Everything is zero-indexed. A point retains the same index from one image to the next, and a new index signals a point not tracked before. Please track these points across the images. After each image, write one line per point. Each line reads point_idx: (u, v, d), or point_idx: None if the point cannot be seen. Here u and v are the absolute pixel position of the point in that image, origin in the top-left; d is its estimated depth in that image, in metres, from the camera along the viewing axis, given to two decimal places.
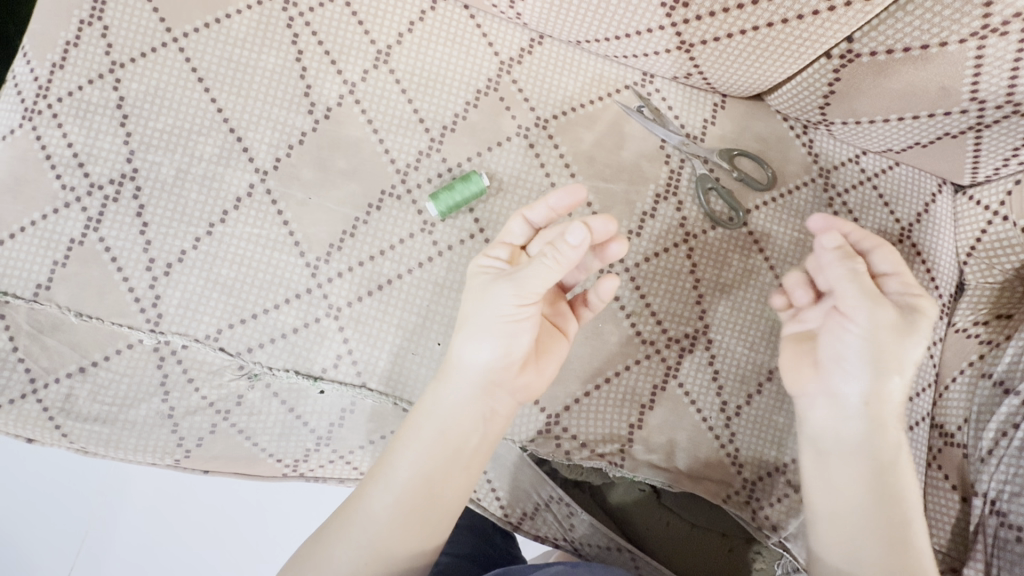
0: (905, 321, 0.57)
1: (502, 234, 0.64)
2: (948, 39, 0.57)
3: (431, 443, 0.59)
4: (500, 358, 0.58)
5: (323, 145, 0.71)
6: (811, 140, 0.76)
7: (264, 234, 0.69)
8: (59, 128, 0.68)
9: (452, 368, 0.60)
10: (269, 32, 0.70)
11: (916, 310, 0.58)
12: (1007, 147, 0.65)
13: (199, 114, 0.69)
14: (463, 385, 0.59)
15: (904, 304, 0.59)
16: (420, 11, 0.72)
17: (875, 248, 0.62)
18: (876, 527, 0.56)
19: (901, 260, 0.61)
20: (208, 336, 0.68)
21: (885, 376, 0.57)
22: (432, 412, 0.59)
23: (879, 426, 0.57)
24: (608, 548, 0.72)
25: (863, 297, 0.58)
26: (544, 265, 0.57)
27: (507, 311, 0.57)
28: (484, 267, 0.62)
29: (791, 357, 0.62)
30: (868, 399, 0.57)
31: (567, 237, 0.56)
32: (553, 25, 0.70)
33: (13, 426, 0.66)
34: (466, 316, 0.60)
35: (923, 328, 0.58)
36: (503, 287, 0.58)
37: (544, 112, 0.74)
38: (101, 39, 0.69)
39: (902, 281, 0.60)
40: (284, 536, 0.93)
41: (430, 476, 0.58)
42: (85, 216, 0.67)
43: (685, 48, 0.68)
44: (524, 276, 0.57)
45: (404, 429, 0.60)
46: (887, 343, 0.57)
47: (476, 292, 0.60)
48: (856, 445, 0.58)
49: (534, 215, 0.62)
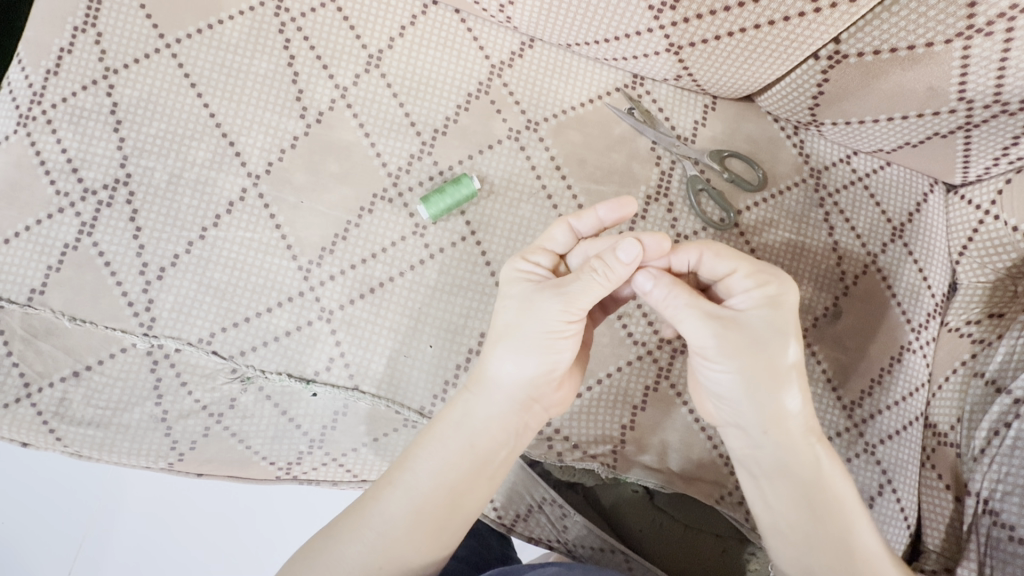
0: (767, 323, 0.54)
1: (542, 239, 0.61)
2: (934, 40, 0.57)
3: (459, 455, 0.56)
4: (537, 372, 0.56)
5: (315, 150, 0.71)
6: (802, 141, 0.76)
7: (257, 237, 0.69)
8: (54, 134, 0.68)
9: (486, 378, 0.57)
10: (260, 37, 0.71)
11: (769, 307, 0.54)
12: (997, 145, 0.65)
13: (191, 119, 0.70)
14: (497, 398, 0.57)
15: (757, 302, 0.55)
16: (411, 15, 0.73)
17: (701, 254, 0.58)
18: (821, 537, 0.54)
19: (735, 253, 0.57)
20: (201, 340, 0.68)
21: (773, 396, 0.53)
22: (461, 421, 0.57)
23: (787, 447, 0.54)
24: (602, 549, 0.72)
25: (709, 320, 0.54)
26: (595, 279, 0.54)
27: (551, 325, 0.54)
28: (525, 273, 0.58)
29: (694, 388, 0.61)
30: (766, 422, 0.54)
31: (619, 253, 0.53)
32: (542, 29, 0.71)
33: (8, 430, 0.66)
34: (505, 323, 0.56)
35: (784, 322, 0.54)
36: (550, 298, 0.54)
37: (535, 115, 0.74)
38: (95, 46, 0.69)
39: (743, 276, 0.56)
40: (283, 539, 0.93)
41: (458, 489, 0.56)
42: (79, 221, 0.68)
43: (674, 50, 0.68)
44: (572, 287, 0.54)
45: (429, 432, 0.58)
46: (758, 359, 0.53)
47: (518, 300, 0.56)
48: (778, 470, 0.55)
49: (579, 224, 0.60)
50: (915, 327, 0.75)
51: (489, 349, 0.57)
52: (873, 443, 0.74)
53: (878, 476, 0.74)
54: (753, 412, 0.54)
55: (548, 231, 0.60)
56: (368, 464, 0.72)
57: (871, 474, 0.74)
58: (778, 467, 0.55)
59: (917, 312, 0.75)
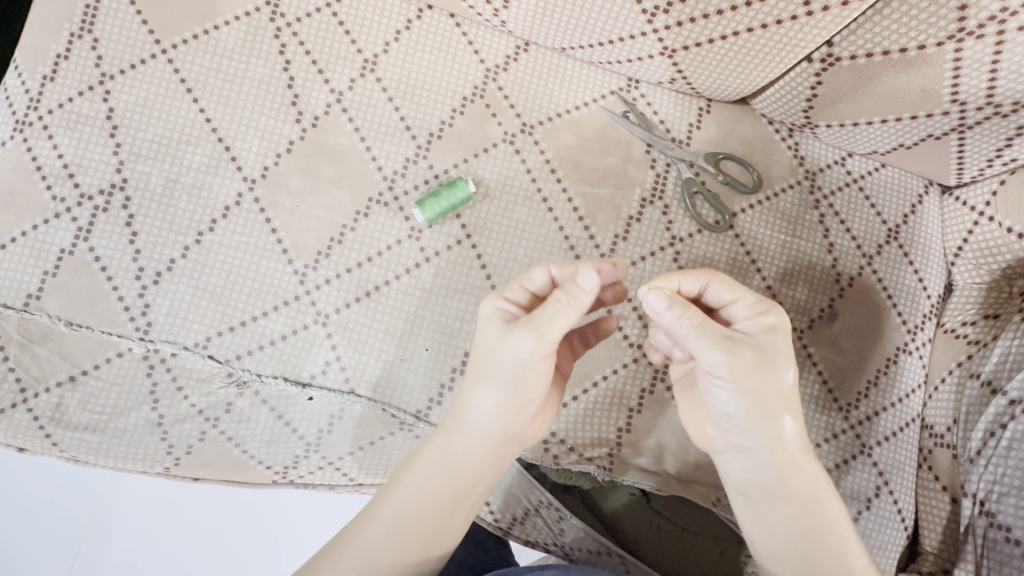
0: (774, 347, 0.55)
1: (518, 277, 0.59)
2: (926, 43, 0.58)
3: (438, 489, 0.56)
4: (514, 407, 0.56)
5: (310, 154, 0.71)
6: (797, 143, 0.77)
7: (253, 242, 0.70)
8: (50, 139, 0.69)
9: (464, 412, 0.57)
10: (256, 42, 0.71)
11: (771, 334, 0.55)
12: (990, 147, 0.66)
13: (187, 124, 0.70)
14: (475, 432, 0.57)
15: (761, 329, 0.56)
16: (406, 20, 0.73)
17: (707, 282, 0.58)
18: (823, 560, 0.54)
19: (737, 282, 0.58)
20: (197, 344, 0.68)
21: (777, 420, 0.54)
22: (441, 454, 0.57)
23: (787, 471, 0.55)
24: (598, 552, 0.71)
25: (720, 344, 0.53)
26: (563, 309, 0.53)
27: (528, 361, 0.54)
28: (499, 309, 0.57)
29: (691, 414, 0.60)
30: (769, 447, 0.54)
31: (579, 280, 0.53)
32: (537, 32, 0.71)
33: (4, 435, 0.66)
34: (482, 360, 0.56)
35: (787, 348, 0.55)
36: (522, 332, 0.54)
37: (530, 118, 0.74)
38: (91, 51, 0.69)
39: (746, 305, 0.57)
40: (281, 543, 0.93)
41: (436, 522, 0.56)
42: (75, 226, 0.68)
43: (668, 54, 0.68)
44: (542, 320, 0.53)
45: (410, 465, 0.58)
46: (767, 383, 0.53)
47: (493, 336, 0.56)
48: (778, 493, 0.55)
49: (557, 271, 0.59)
50: (911, 328, 0.75)
51: (468, 382, 0.57)
52: (869, 445, 0.74)
53: (874, 477, 0.74)
54: (759, 435, 0.54)
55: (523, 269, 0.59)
56: (365, 468, 0.72)
57: (868, 476, 0.74)
58: (780, 490, 0.55)
59: (913, 314, 0.75)
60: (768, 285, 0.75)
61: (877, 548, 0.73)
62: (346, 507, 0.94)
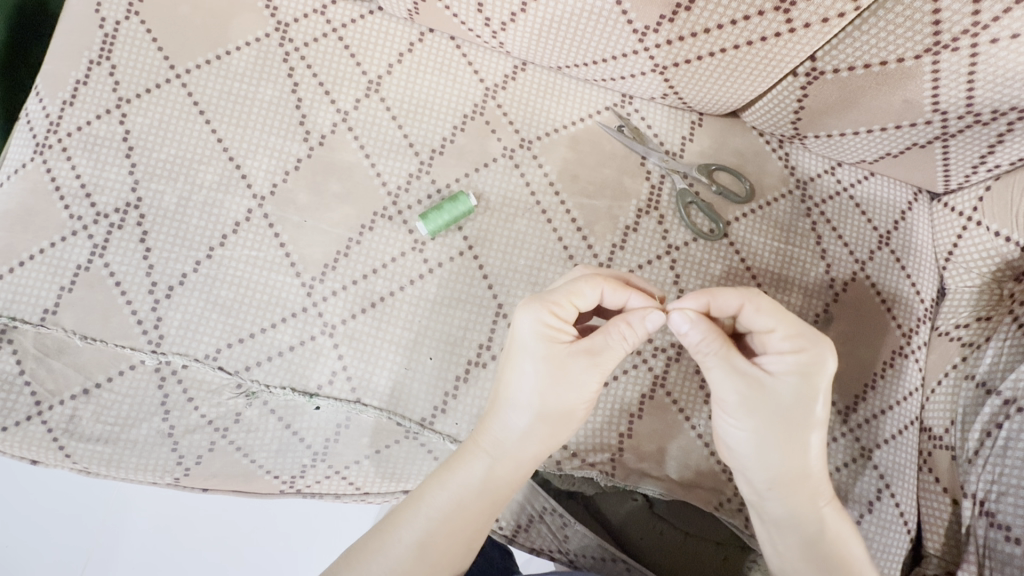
0: (793, 388, 0.56)
1: (568, 292, 0.59)
2: (904, 56, 0.60)
3: (475, 510, 0.57)
4: (553, 431, 0.59)
5: (317, 170, 0.74)
6: (787, 154, 0.79)
7: (262, 256, 0.72)
8: (68, 161, 0.71)
9: (496, 429, 0.59)
10: (266, 66, 0.75)
11: (799, 376, 0.56)
12: (974, 153, 0.68)
13: (199, 144, 0.73)
14: (513, 453, 0.58)
15: (791, 366, 0.56)
16: (409, 43, 0.77)
17: (744, 303, 0.58)
18: None
19: (775, 311, 0.57)
20: (207, 355, 0.70)
21: (792, 453, 0.56)
22: (479, 473, 0.58)
23: (793, 500, 0.57)
24: (602, 558, 0.72)
25: (731, 381, 0.57)
26: (623, 343, 0.58)
27: (581, 388, 0.58)
28: (552, 329, 0.58)
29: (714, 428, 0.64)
30: (781, 475, 0.57)
31: (647, 322, 0.57)
32: (533, 53, 0.74)
33: (18, 448, 0.68)
34: (533, 383, 0.58)
35: (811, 389, 0.56)
36: (585, 364, 0.58)
37: (528, 134, 0.77)
38: (109, 77, 0.73)
39: (781, 337, 0.57)
40: (285, 556, 0.94)
41: (470, 537, 0.57)
42: (91, 243, 0.71)
43: (660, 70, 0.71)
44: (603, 353, 0.58)
45: (441, 479, 0.58)
46: (788, 419, 0.56)
47: (552, 360, 0.58)
48: (787, 521, 0.57)
49: (612, 296, 0.61)
50: (907, 332, 0.77)
51: (506, 400, 0.59)
52: (870, 448, 0.75)
53: (876, 481, 0.74)
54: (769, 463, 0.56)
55: (582, 286, 0.59)
56: (371, 477, 0.73)
57: (869, 479, 0.74)
58: (786, 517, 0.57)
59: (908, 318, 0.77)
60: (763, 291, 0.77)
61: (881, 552, 0.73)
62: (352, 517, 0.95)
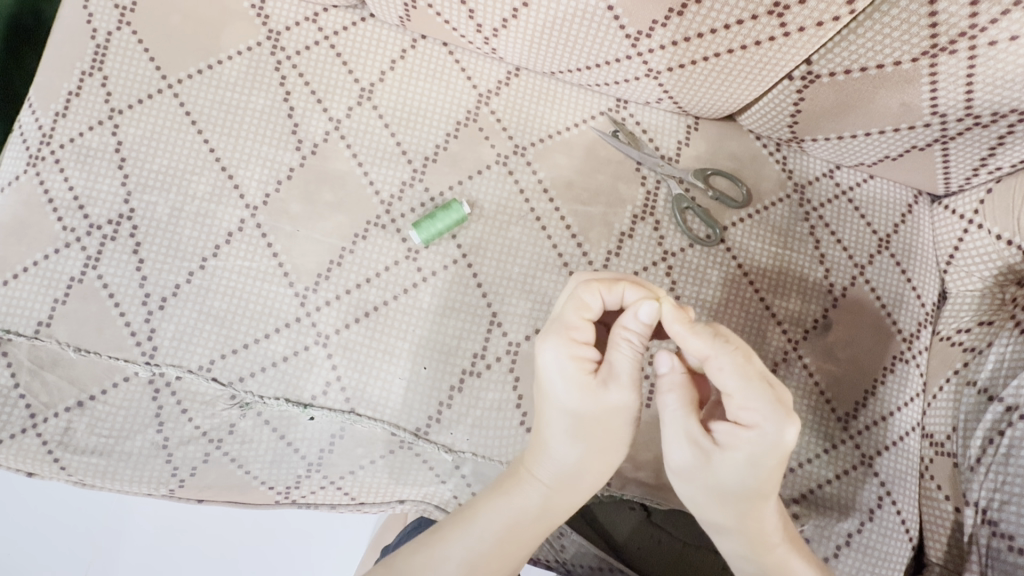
0: (749, 453, 0.53)
1: (578, 309, 0.56)
2: (901, 59, 0.59)
3: (528, 535, 0.59)
4: (605, 461, 0.59)
5: (310, 179, 0.74)
6: (784, 157, 0.78)
7: (254, 266, 0.72)
8: (61, 173, 0.71)
9: (544, 457, 0.59)
10: (258, 75, 0.74)
11: (754, 443, 0.52)
12: (975, 156, 0.67)
13: (192, 154, 0.73)
14: (569, 483, 0.59)
15: (744, 439, 0.53)
16: (401, 50, 0.76)
17: (707, 361, 0.52)
18: None
19: (740, 375, 0.52)
20: (201, 366, 0.70)
21: (747, 501, 0.54)
22: (535, 500, 0.59)
23: (745, 539, 0.57)
24: (600, 568, 0.72)
25: (683, 440, 0.55)
26: (636, 349, 0.55)
27: (626, 420, 0.57)
28: (578, 353, 0.56)
29: None
30: (729, 521, 0.56)
31: (641, 314, 0.53)
32: (526, 59, 0.74)
33: (14, 460, 0.68)
34: (581, 417, 0.56)
35: (767, 455, 0.52)
36: (616, 389, 0.55)
37: (522, 140, 0.77)
38: (101, 88, 0.73)
39: (741, 405, 0.53)
40: (285, 563, 0.94)
41: (524, 554, 0.60)
42: (85, 254, 0.70)
43: (653, 75, 0.70)
44: (629, 373, 0.56)
45: (497, 498, 0.60)
46: (738, 477, 0.54)
47: (590, 390, 0.56)
48: (742, 555, 0.57)
49: (610, 299, 0.57)
50: (908, 337, 0.76)
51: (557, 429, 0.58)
52: (870, 455, 0.74)
53: (877, 488, 0.73)
54: (722, 509, 0.56)
55: (582, 296, 0.56)
56: (366, 487, 0.72)
57: (870, 487, 0.73)
58: (738, 552, 0.57)
59: (909, 323, 0.76)
60: (761, 297, 0.76)
61: (880, 561, 0.72)
62: (349, 528, 0.94)
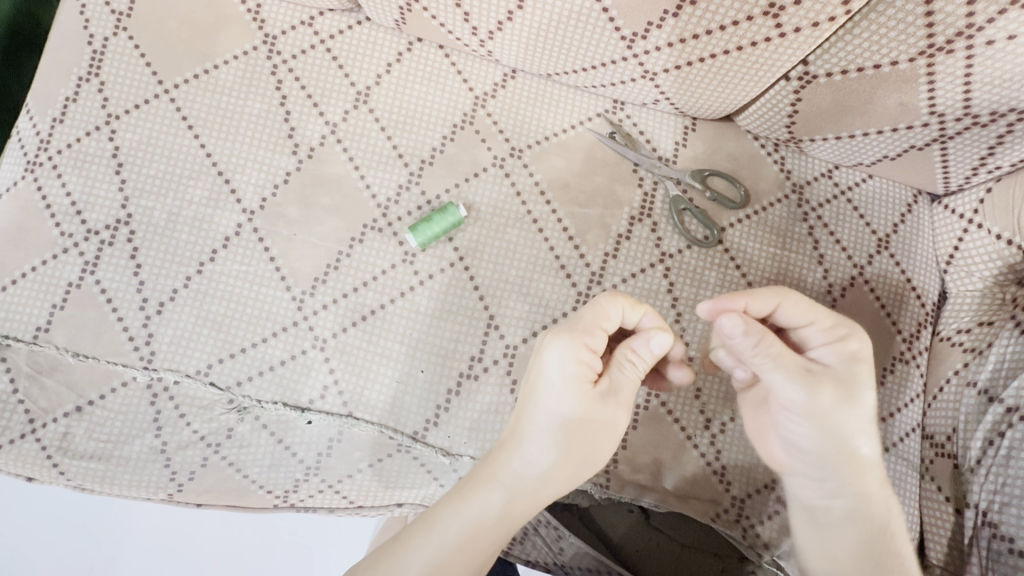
0: (845, 376, 0.57)
1: (598, 316, 0.58)
2: (898, 59, 0.59)
3: (488, 540, 0.55)
4: (575, 467, 0.57)
5: (307, 183, 0.74)
6: (782, 158, 0.78)
7: (251, 270, 0.72)
8: (59, 178, 0.72)
9: (515, 456, 0.57)
10: (254, 79, 0.75)
11: (851, 363, 0.57)
12: (973, 156, 0.66)
13: (189, 159, 0.73)
14: (534, 484, 0.56)
15: (838, 359, 0.58)
16: (397, 53, 0.76)
17: (781, 300, 0.59)
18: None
19: (812, 305, 0.59)
20: (199, 371, 0.70)
21: (851, 436, 0.56)
22: (499, 497, 0.55)
23: (858, 486, 0.56)
24: (598, 572, 0.71)
25: (795, 381, 0.56)
26: (636, 371, 0.59)
27: (604, 428, 0.58)
28: (584, 357, 0.57)
29: (755, 428, 0.63)
30: (838, 462, 0.56)
31: (654, 345, 0.58)
32: (522, 61, 0.74)
33: (14, 465, 0.68)
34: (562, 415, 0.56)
35: (866, 377, 0.57)
36: (610, 401, 0.58)
37: (519, 142, 0.77)
38: (98, 93, 0.73)
39: (821, 329, 0.59)
40: (285, 567, 0.94)
41: (482, 562, 0.55)
42: (82, 260, 0.71)
43: (649, 76, 0.70)
44: (624, 389, 0.59)
45: (459, 499, 0.56)
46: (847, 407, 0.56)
47: (581, 394, 0.57)
48: (850, 510, 0.56)
49: (630, 316, 0.59)
50: (907, 337, 0.75)
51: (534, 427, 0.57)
52: None
53: None
54: (834, 451, 0.56)
55: (608, 308, 0.58)
56: (365, 490, 0.72)
57: None
58: (848, 504, 0.56)
59: (908, 323, 0.75)
60: None
61: None
62: (348, 530, 0.95)
